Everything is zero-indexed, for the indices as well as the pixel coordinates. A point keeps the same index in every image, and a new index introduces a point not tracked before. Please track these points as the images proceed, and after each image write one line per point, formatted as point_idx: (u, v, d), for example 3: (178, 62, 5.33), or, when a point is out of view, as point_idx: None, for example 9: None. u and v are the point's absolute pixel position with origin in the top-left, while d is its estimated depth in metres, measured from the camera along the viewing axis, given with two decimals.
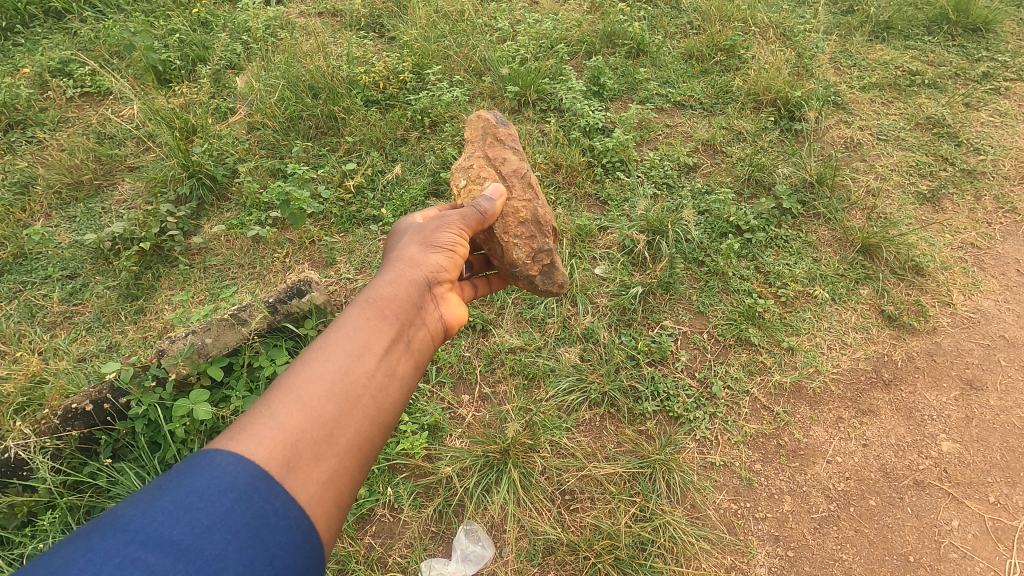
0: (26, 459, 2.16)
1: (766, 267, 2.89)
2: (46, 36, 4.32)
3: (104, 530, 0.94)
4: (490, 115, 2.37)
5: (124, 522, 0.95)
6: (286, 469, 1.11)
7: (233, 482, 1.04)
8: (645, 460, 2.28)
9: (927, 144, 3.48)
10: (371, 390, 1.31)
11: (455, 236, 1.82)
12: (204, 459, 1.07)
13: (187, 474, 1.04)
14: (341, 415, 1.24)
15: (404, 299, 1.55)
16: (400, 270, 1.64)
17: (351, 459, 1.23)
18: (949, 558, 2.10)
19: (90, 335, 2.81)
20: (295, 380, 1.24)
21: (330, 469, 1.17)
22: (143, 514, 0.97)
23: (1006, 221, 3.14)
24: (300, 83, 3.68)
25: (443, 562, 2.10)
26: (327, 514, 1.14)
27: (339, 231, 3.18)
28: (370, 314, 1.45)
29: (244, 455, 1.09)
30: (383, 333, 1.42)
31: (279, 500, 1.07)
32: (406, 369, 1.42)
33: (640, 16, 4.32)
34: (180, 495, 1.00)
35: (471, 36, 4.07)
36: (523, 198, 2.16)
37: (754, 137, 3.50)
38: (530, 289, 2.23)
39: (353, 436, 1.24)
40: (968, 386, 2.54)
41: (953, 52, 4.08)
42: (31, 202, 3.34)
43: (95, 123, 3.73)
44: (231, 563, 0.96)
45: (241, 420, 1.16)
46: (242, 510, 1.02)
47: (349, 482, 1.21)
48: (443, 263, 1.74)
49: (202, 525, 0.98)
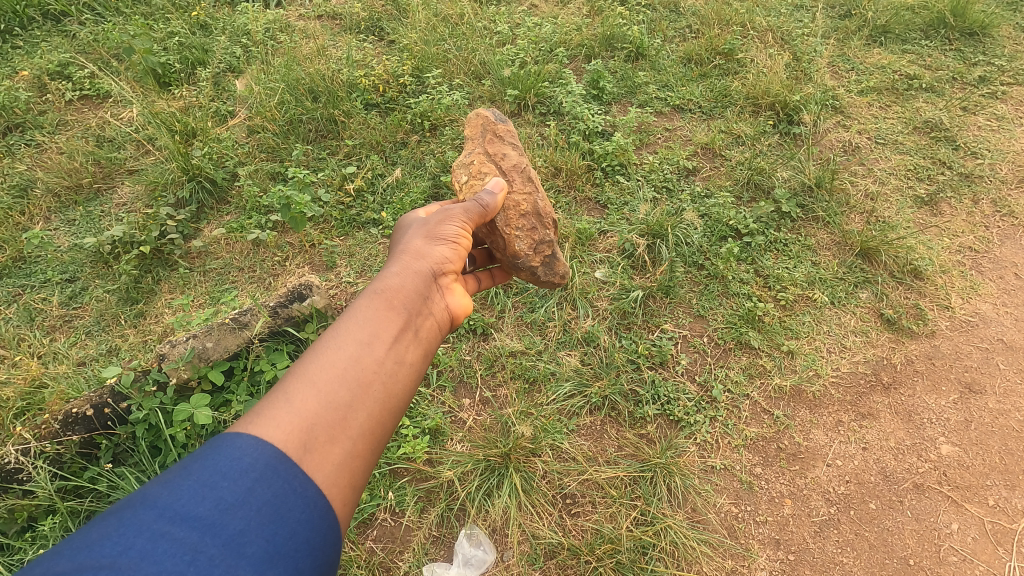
0: (26, 464, 2.15)
1: (766, 271, 2.90)
2: (45, 39, 4.31)
3: (133, 508, 0.97)
4: (490, 113, 2.39)
5: (152, 500, 0.98)
6: (302, 451, 1.12)
7: (253, 462, 1.06)
8: (646, 464, 2.28)
9: (925, 148, 3.50)
10: (382, 375, 1.31)
11: (459, 229, 1.82)
12: (224, 442, 1.09)
13: (209, 455, 1.06)
14: (354, 400, 1.25)
15: (412, 289, 1.56)
16: (407, 261, 1.64)
17: (365, 442, 1.23)
18: (949, 561, 2.11)
19: (90, 339, 2.80)
20: (307, 367, 1.25)
21: (344, 452, 1.17)
22: (170, 492, 0.99)
23: (1003, 225, 3.15)
24: (300, 87, 3.69)
25: (444, 567, 2.11)
26: (343, 495, 1.15)
27: (339, 234, 3.18)
28: (379, 304, 1.45)
29: (262, 438, 1.10)
30: (393, 322, 1.43)
31: (298, 480, 1.08)
32: (416, 355, 1.43)
33: (639, 20, 4.34)
34: (204, 474, 1.02)
35: (471, 39, 4.08)
36: (523, 191, 2.17)
37: (753, 141, 3.51)
38: (533, 281, 2.24)
39: (366, 420, 1.25)
40: (967, 390, 2.55)
41: (950, 57, 4.10)
42: (30, 205, 3.33)
43: (95, 126, 3.73)
44: (254, 539, 0.98)
45: (257, 406, 1.17)
46: (263, 489, 1.03)
47: (363, 465, 1.21)
48: (448, 255, 1.74)
49: (225, 503, 0.99)
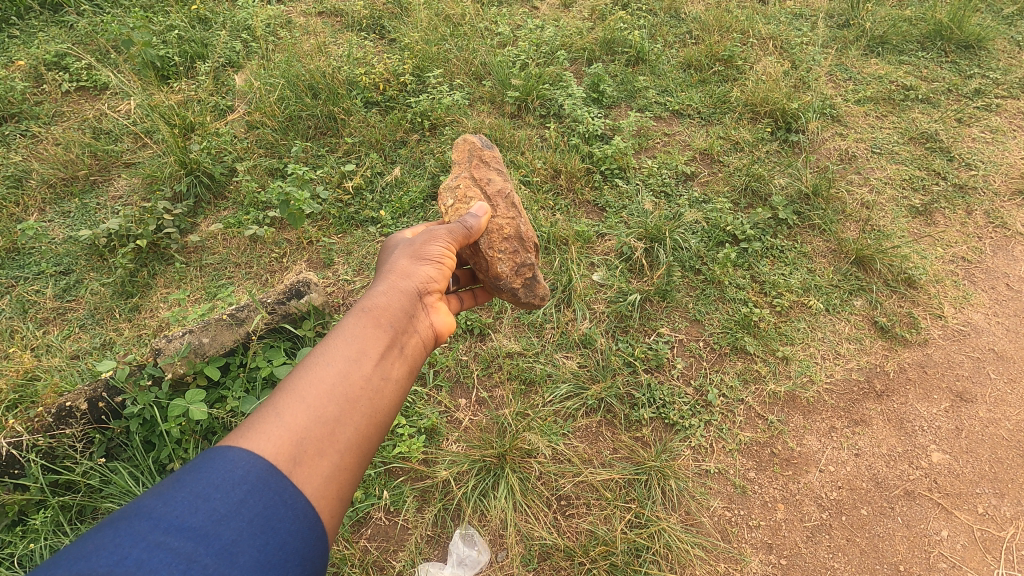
0: (18, 456, 2.13)
1: (762, 276, 2.93)
2: (42, 29, 4.27)
3: (128, 519, 0.96)
4: (476, 138, 2.40)
5: (147, 511, 0.97)
6: (292, 464, 1.12)
7: (245, 475, 1.06)
8: (640, 466, 2.29)
9: (921, 159, 3.55)
10: (369, 391, 1.31)
11: (445, 248, 1.82)
12: (216, 455, 1.09)
13: (201, 468, 1.06)
14: (341, 415, 1.25)
15: (399, 306, 1.56)
16: (393, 280, 1.64)
17: (352, 455, 1.23)
18: (938, 567, 2.13)
19: (84, 332, 2.79)
20: (297, 382, 1.25)
21: (332, 465, 1.18)
22: (164, 503, 0.99)
23: (996, 236, 3.19)
24: (300, 83, 3.67)
25: (438, 566, 2.10)
26: (331, 507, 1.15)
27: (338, 232, 3.18)
28: (367, 322, 1.45)
29: (254, 451, 1.10)
30: (379, 339, 1.43)
31: (288, 493, 1.08)
32: (401, 371, 1.43)
33: (640, 24, 4.35)
34: (198, 486, 1.02)
35: (472, 40, 4.10)
36: (507, 216, 2.18)
37: (751, 148, 3.54)
38: (513, 302, 2.23)
39: (354, 434, 1.25)
40: (958, 399, 2.58)
41: (946, 68, 4.15)
42: (25, 196, 3.30)
43: (91, 118, 3.70)
44: (246, 548, 0.99)
45: (248, 419, 1.17)
46: (254, 501, 1.04)
47: (350, 479, 1.21)
48: (434, 274, 1.74)
49: (219, 513, 1.00)
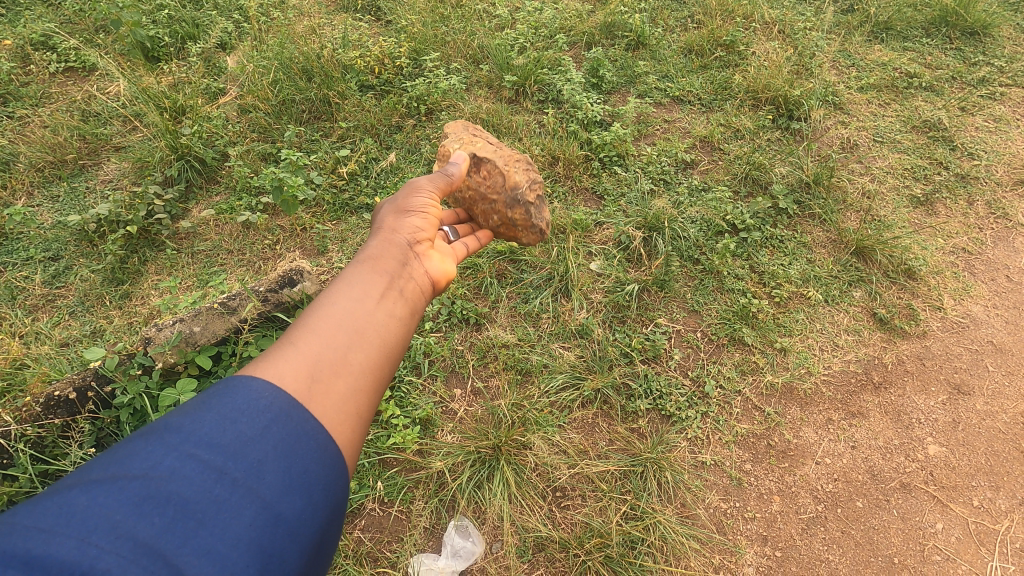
0: (7, 446, 2.10)
1: (761, 267, 2.89)
2: (29, 7, 4.16)
3: (160, 432, 0.98)
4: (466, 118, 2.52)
5: (177, 426, 0.98)
6: (310, 395, 1.10)
7: (268, 403, 1.04)
8: (636, 458, 2.28)
9: (923, 148, 3.50)
10: (378, 327, 1.29)
11: (432, 199, 1.81)
12: (238, 383, 1.07)
13: (225, 392, 1.05)
14: (353, 351, 1.22)
15: (400, 253, 1.54)
16: (391, 231, 1.62)
17: (368, 389, 1.21)
18: (933, 560, 2.13)
19: (74, 319, 2.74)
20: (307, 322, 1.23)
21: (348, 397, 1.15)
22: (193, 420, 0.99)
23: (997, 227, 3.16)
24: (293, 66, 3.60)
25: (432, 557, 2.09)
26: (350, 437, 1.12)
27: (332, 218, 3.13)
28: (370, 268, 1.43)
29: (273, 382, 1.09)
30: (384, 281, 1.40)
31: (310, 424, 1.06)
32: (409, 312, 1.40)
33: (640, 7, 4.26)
34: (224, 408, 1.02)
35: (469, 22, 4.01)
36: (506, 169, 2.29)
37: (752, 136, 3.49)
38: None
39: (367, 369, 1.22)
40: (956, 391, 2.57)
41: (951, 55, 4.08)
42: (12, 179, 3.23)
43: (80, 100, 3.61)
44: (272, 468, 0.98)
45: (264, 355, 1.15)
46: (278, 428, 1.02)
47: (367, 412, 1.18)
48: (423, 223, 1.71)
49: (245, 436, 0.99)
